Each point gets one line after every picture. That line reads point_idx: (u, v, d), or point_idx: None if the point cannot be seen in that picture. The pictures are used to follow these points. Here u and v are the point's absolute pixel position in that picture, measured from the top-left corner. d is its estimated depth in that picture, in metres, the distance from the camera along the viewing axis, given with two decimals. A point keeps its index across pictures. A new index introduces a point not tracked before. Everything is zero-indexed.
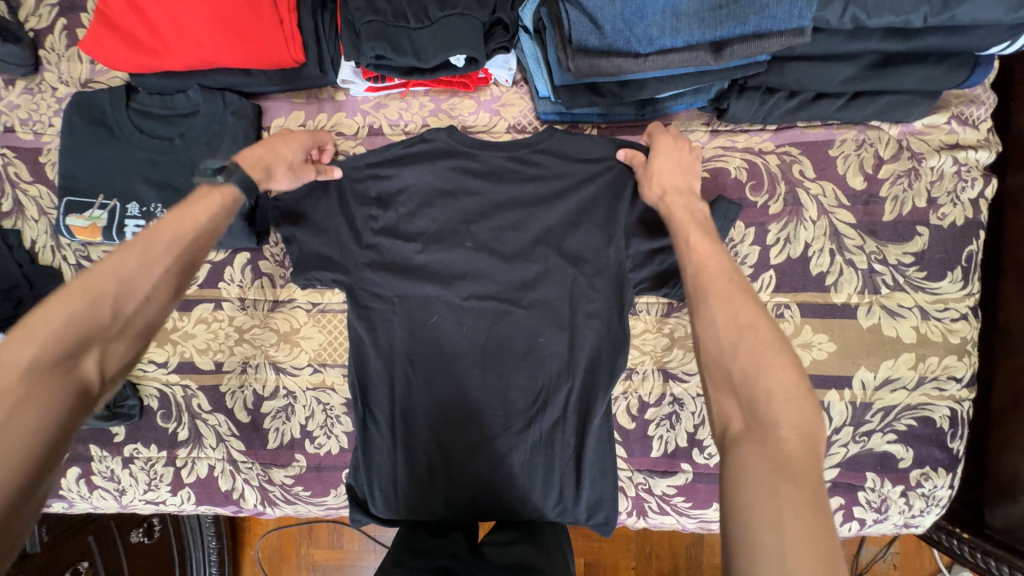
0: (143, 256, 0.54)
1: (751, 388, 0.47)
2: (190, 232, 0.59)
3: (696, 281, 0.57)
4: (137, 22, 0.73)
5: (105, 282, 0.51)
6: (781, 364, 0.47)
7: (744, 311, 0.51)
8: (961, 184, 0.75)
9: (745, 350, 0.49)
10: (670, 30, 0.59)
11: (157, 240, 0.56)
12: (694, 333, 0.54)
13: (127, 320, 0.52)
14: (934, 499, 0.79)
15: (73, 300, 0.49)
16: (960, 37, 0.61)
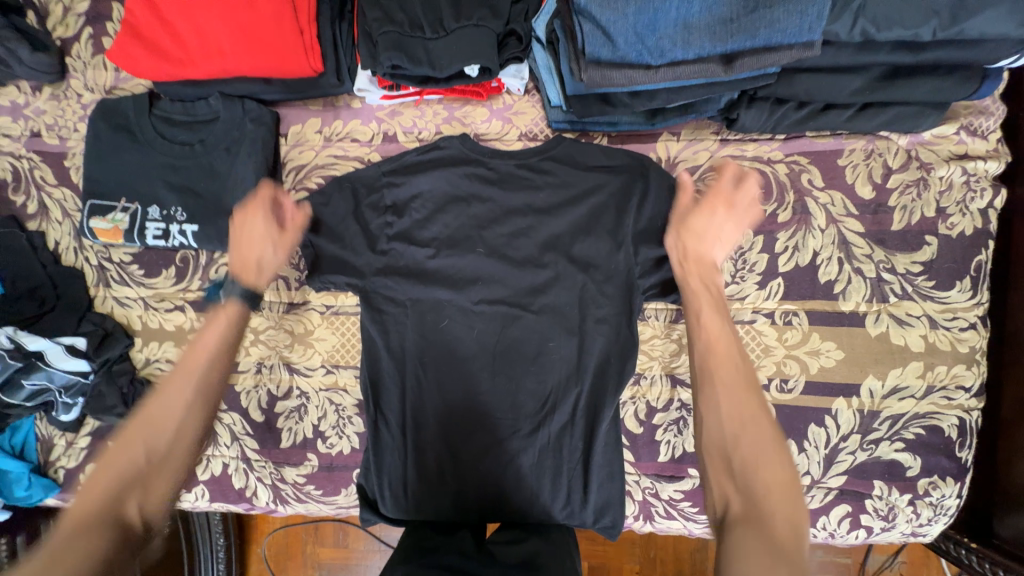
0: (174, 395, 0.68)
1: (750, 477, 0.57)
2: (211, 363, 0.72)
3: (704, 365, 0.67)
4: (163, 33, 0.76)
5: (147, 425, 0.65)
6: (774, 456, 0.58)
7: (747, 405, 0.62)
8: (970, 194, 0.75)
9: (748, 441, 0.59)
10: (681, 42, 0.61)
11: (185, 374, 0.70)
12: (701, 417, 0.64)
13: (167, 453, 0.65)
14: (942, 508, 0.79)
15: (127, 446, 0.64)
16: (969, 50, 0.61)
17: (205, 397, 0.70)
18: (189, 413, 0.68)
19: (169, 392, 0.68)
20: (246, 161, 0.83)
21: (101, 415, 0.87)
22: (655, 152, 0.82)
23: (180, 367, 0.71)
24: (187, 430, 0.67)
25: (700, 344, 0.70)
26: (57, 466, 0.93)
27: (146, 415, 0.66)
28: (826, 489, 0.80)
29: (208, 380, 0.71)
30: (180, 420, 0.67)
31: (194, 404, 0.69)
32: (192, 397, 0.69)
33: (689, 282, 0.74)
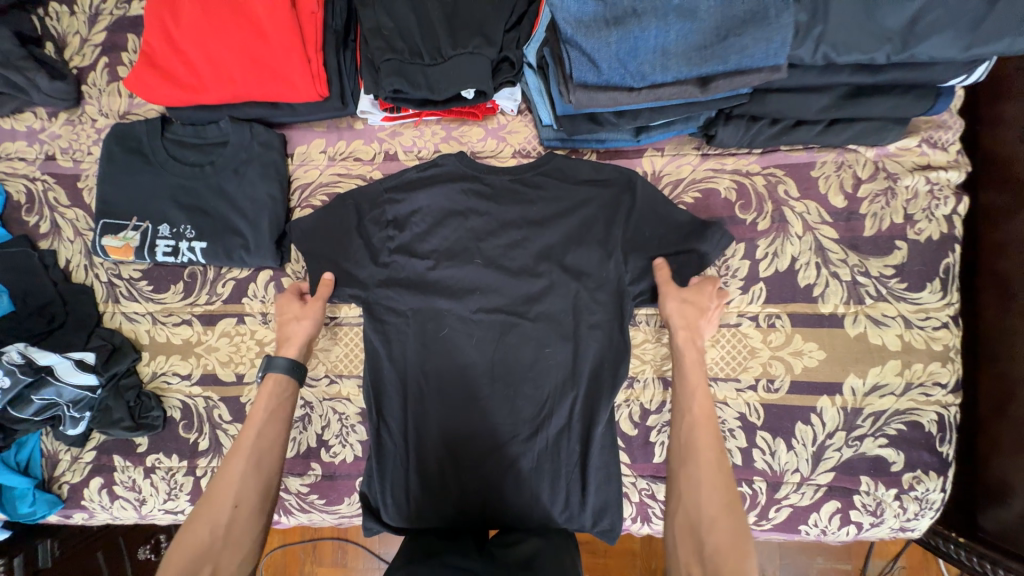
0: (237, 476, 0.73)
1: (716, 562, 0.61)
2: (266, 439, 0.77)
3: (689, 444, 0.70)
4: (178, 62, 0.81)
5: (215, 510, 0.69)
6: (739, 550, 0.61)
7: (722, 494, 0.65)
8: (935, 202, 0.81)
9: (721, 528, 0.63)
10: (660, 67, 0.66)
11: (244, 453, 0.75)
12: (680, 494, 0.68)
13: (236, 533, 0.69)
14: (927, 502, 0.82)
15: (197, 532, 0.68)
16: (921, 71, 0.67)
17: (264, 473, 0.74)
18: (252, 491, 0.72)
19: (233, 473, 0.73)
20: (254, 180, 0.87)
21: (108, 428, 0.89)
22: (642, 166, 0.87)
23: (236, 449, 0.75)
24: (253, 509, 0.71)
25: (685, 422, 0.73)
26: (62, 481, 0.94)
27: (212, 501, 0.70)
28: (815, 486, 0.82)
29: (265, 457, 0.75)
30: (245, 500, 0.71)
31: (255, 482, 0.73)
32: (254, 475, 0.73)
33: (685, 354, 0.78)
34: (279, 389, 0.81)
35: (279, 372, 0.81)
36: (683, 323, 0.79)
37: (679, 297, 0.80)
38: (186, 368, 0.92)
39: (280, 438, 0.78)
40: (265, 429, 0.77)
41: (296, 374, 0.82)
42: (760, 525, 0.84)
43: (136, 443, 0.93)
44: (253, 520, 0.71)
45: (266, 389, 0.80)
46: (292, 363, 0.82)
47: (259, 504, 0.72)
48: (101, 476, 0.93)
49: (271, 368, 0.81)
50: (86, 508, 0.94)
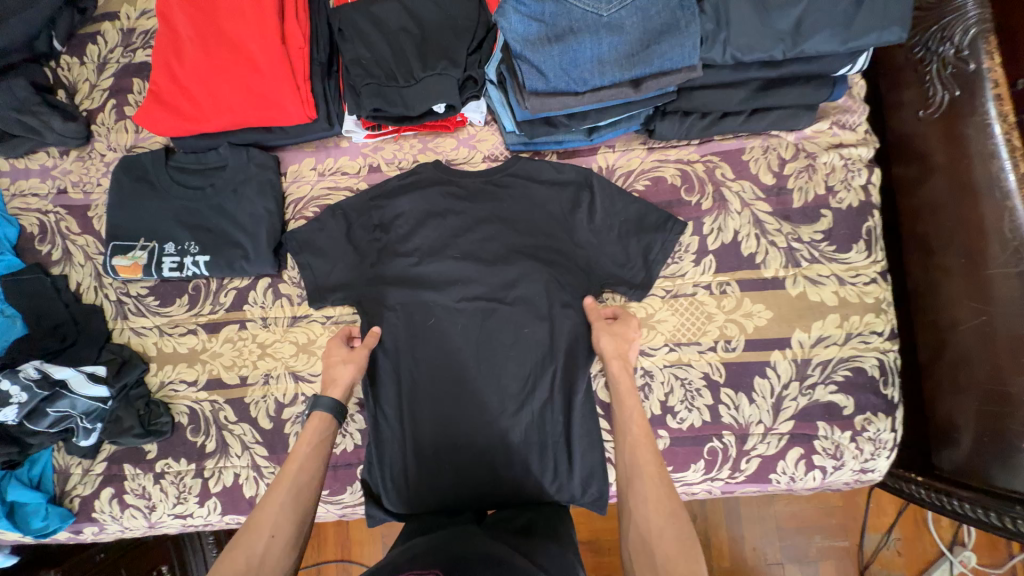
0: (277, 507, 0.72)
1: (668, 571, 0.63)
2: (307, 472, 0.77)
3: (633, 462, 0.74)
4: (181, 97, 0.92)
5: (252, 539, 0.68)
6: (685, 555, 0.64)
7: (667, 503, 0.69)
8: (851, 174, 0.93)
9: (668, 537, 0.66)
10: (598, 74, 0.78)
11: (285, 485, 0.75)
12: (631, 507, 0.70)
13: (269, 564, 0.67)
14: (881, 442, 0.90)
15: (233, 561, 0.66)
16: (815, 64, 0.81)
17: (302, 505, 0.74)
18: (289, 523, 0.71)
19: (273, 503, 0.72)
20: (252, 197, 0.97)
21: (119, 437, 0.94)
22: (597, 162, 0.99)
23: (279, 480, 0.75)
24: (288, 541, 0.70)
25: (628, 440, 0.78)
26: (73, 495, 0.98)
27: (250, 531, 0.69)
28: (778, 435, 0.91)
29: (304, 489, 0.75)
30: (281, 530, 0.70)
31: (294, 515, 0.72)
32: (292, 506, 0.73)
33: (618, 380, 0.84)
34: (322, 427, 0.83)
35: (325, 412, 0.84)
36: (616, 352, 0.86)
37: (609, 331, 0.88)
38: (193, 374, 0.99)
39: (320, 471, 0.78)
40: (307, 462, 0.78)
41: (338, 415, 0.84)
42: (734, 477, 0.92)
43: (146, 450, 0.98)
44: (286, 552, 0.69)
45: (311, 428, 0.82)
46: (336, 405, 0.85)
47: (294, 537, 0.71)
48: (111, 486, 0.98)
49: (316, 407, 0.84)
50: (97, 521, 0.98)
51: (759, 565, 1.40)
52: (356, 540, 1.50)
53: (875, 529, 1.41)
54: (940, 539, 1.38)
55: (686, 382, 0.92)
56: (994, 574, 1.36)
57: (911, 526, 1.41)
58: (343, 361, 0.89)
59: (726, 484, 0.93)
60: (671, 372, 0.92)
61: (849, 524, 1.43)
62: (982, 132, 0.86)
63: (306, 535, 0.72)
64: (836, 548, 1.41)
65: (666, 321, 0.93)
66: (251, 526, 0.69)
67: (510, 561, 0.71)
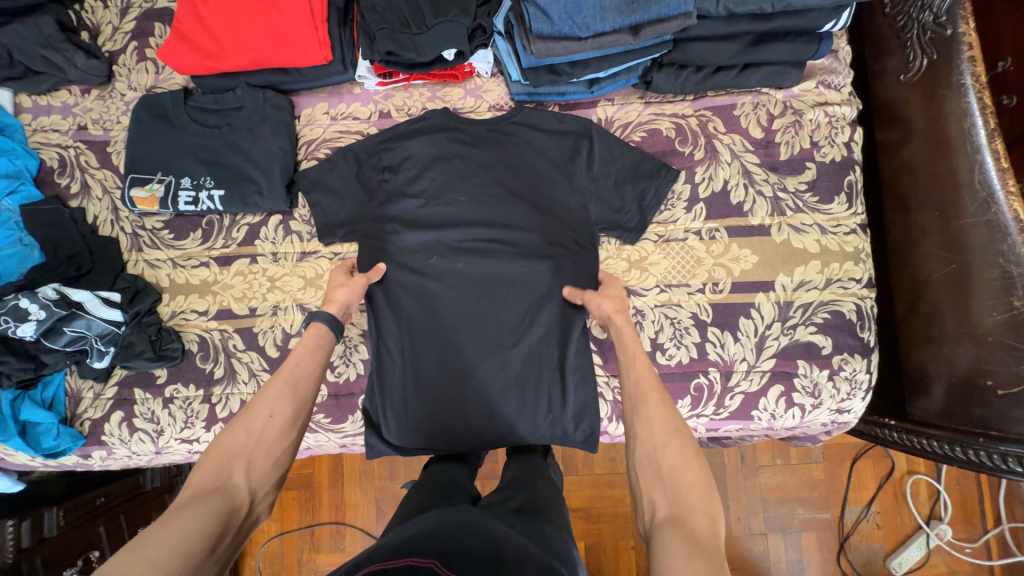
0: (275, 394, 0.78)
1: (675, 480, 0.65)
2: (303, 368, 0.82)
3: (637, 391, 0.76)
4: (205, 35, 0.97)
5: (251, 418, 0.74)
6: (689, 463, 0.66)
7: (671, 423, 0.70)
8: (835, 131, 0.99)
9: (673, 450, 0.68)
10: (599, 19, 0.85)
11: (283, 377, 0.80)
12: (637, 430, 0.72)
13: (269, 440, 0.73)
14: (856, 382, 0.96)
15: (233, 435, 0.72)
16: (801, 19, 0.89)
17: (299, 394, 0.79)
18: (286, 407, 0.77)
19: (271, 392, 0.77)
20: (267, 136, 1.02)
21: (131, 360, 0.98)
22: (596, 115, 1.04)
23: (277, 373, 0.81)
24: (286, 423, 0.76)
25: (633, 374, 0.79)
26: (84, 418, 1.02)
27: (251, 411, 0.75)
28: (761, 372, 0.96)
29: (301, 382, 0.80)
30: (279, 413, 0.76)
31: (291, 402, 0.78)
32: (289, 395, 0.78)
33: (620, 331, 0.85)
34: (320, 336, 0.87)
35: (322, 324, 0.88)
36: (616, 307, 0.88)
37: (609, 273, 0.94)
38: (204, 305, 1.03)
39: (316, 369, 0.83)
40: (304, 360, 0.83)
41: (335, 328, 0.89)
42: (719, 413, 0.97)
43: (156, 376, 1.02)
44: (285, 431, 0.75)
45: (309, 335, 0.87)
46: (333, 319, 0.89)
47: (291, 420, 0.77)
48: (121, 410, 1.01)
49: (312, 319, 0.87)
50: (105, 444, 1.01)
51: (743, 536, 1.46)
52: (350, 504, 1.54)
53: (857, 502, 1.47)
54: (918, 513, 1.44)
55: (675, 320, 0.97)
56: (968, 547, 1.43)
57: (891, 501, 1.46)
58: (342, 285, 0.93)
59: (711, 421, 0.98)
60: (662, 311, 0.98)
61: (831, 496, 1.48)
62: (957, 92, 0.92)
63: (303, 420, 0.78)
64: (818, 520, 1.46)
65: (658, 264, 0.99)
66: (249, 408, 0.74)
67: (505, 541, 0.68)
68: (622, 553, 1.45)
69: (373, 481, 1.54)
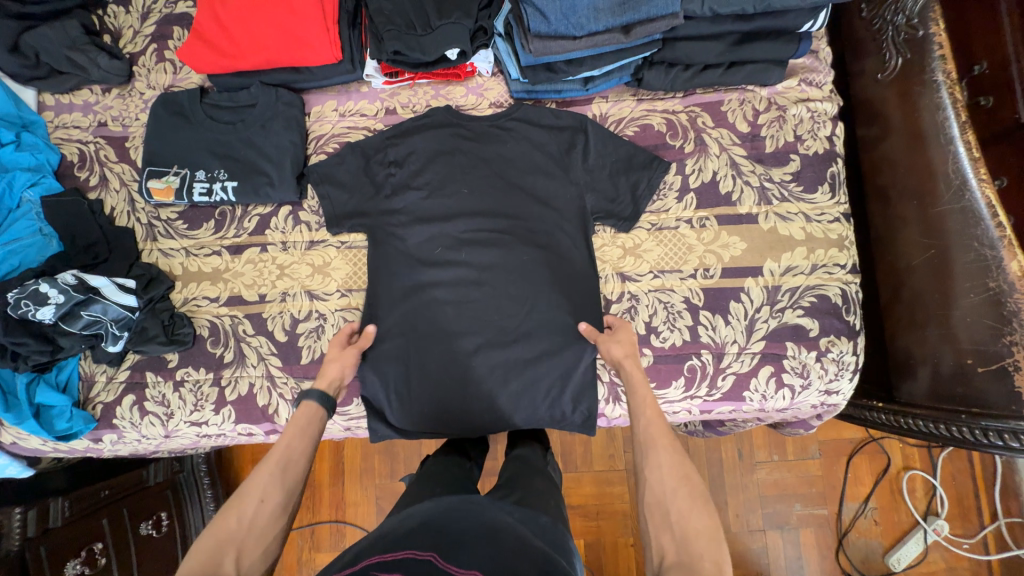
0: (268, 476, 0.76)
1: (683, 525, 0.69)
2: (296, 449, 0.81)
3: (647, 437, 0.79)
4: (223, 37, 1.04)
5: (243, 503, 0.72)
6: (698, 509, 0.70)
7: (680, 470, 0.74)
8: (817, 125, 1.05)
9: (681, 496, 0.71)
10: (593, 19, 0.93)
11: (275, 459, 0.78)
12: (647, 476, 0.75)
13: (260, 526, 0.72)
14: (844, 363, 0.99)
15: (225, 521, 0.70)
16: (781, 19, 0.96)
17: (291, 477, 0.78)
18: (278, 490, 0.75)
19: (264, 474, 0.76)
20: (279, 131, 1.07)
21: (143, 345, 1.01)
22: (592, 111, 1.09)
23: (269, 454, 0.79)
24: (277, 507, 0.74)
25: (642, 420, 0.81)
26: (96, 401, 1.05)
27: (243, 495, 0.73)
28: (751, 354, 1.00)
29: (293, 464, 0.79)
30: (271, 497, 0.74)
31: (282, 486, 0.76)
32: (280, 479, 0.77)
33: (630, 376, 0.88)
34: (310, 416, 0.86)
35: (314, 403, 0.87)
36: (625, 353, 0.91)
37: (617, 341, 0.94)
38: (215, 291, 1.07)
39: (308, 450, 0.82)
40: (296, 441, 0.82)
41: (326, 406, 0.88)
42: (711, 395, 1.00)
43: (167, 360, 1.05)
44: (277, 516, 0.74)
45: (299, 414, 0.86)
46: (324, 396, 0.89)
47: (283, 504, 0.75)
48: (133, 394, 1.04)
49: (305, 398, 0.87)
50: (116, 428, 1.04)
51: (742, 532, 1.47)
52: (351, 503, 1.56)
53: (854, 497, 1.49)
54: (914, 509, 1.46)
55: (668, 305, 1.01)
56: (966, 542, 1.45)
57: (887, 496, 1.49)
58: (333, 360, 0.95)
59: (704, 403, 1.02)
60: (655, 296, 1.02)
61: (828, 492, 1.50)
62: (930, 88, 0.98)
63: (294, 503, 0.77)
64: (816, 516, 1.48)
65: (652, 251, 1.03)
66: (241, 494, 0.73)
67: (506, 531, 0.72)
68: (621, 550, 1.46)
69: (374, 480, 1.56)
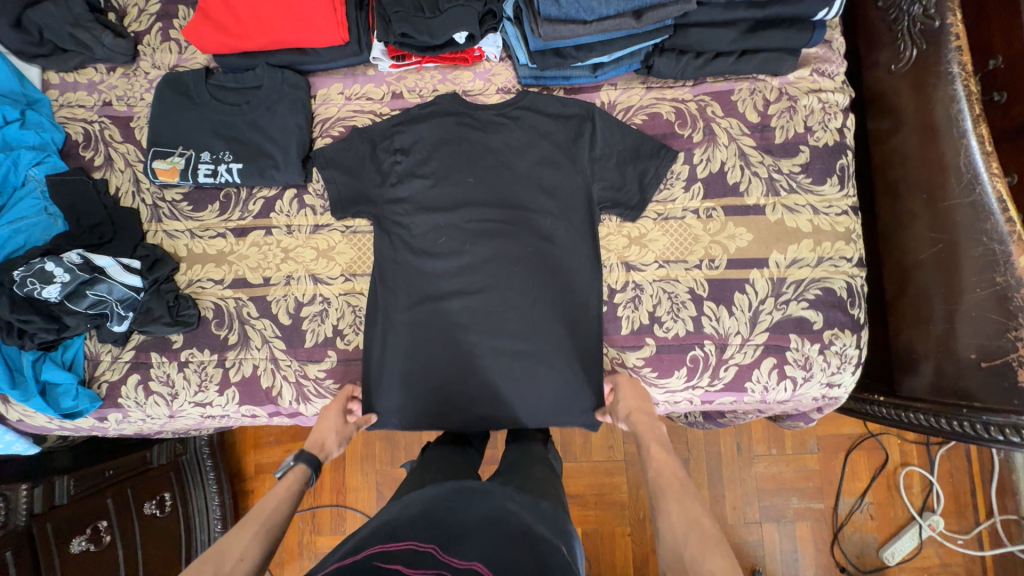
0: (248, 532, 0.74)
1: (699, 568, 0.65)
2: (278, 511, 0.80)
3: (659, 488, 0.79)
4: (229, 16, 1.03)
5: (222, 556, 0.70)
6: (714, 550, 0.66)
7: (691, 514, 0.72)
8: (828, 116, 1.04)
9: (693, 540, 0.68)
10: (604, 3, 0.92)
11: (257, 518, 0.77)
12: (661, 527, 0.74)
13: None
14: (847, 357, 0.99)
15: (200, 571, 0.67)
16: (795, 7, 0.94)
17: (270, 538, 0.76)
18: (256, 548, 0.73)
19: (245, 531, 0.74)
20: (285, 113, 1.06)
21: (149, 325, 1.02)
22: (600, 99, 1.08)
23: (252, 512, 0.78)
24: (252, 566, 0.70)
25: (655, 476, 0.82)
26: (102, 380, 1.06)
27: (222, 547, 0.71)
28: (754, 345, 1.00)
29: (273, 523, 0.77)
30: (248, 554, 0.71)
31: (264, 545, 0.74)
32: (260, 537, 0.75)
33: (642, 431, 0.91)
34: (296, 481, 0.87)
35: (303, 465, 0.91)
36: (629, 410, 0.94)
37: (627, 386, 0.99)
38: (220, 274, 1.07)
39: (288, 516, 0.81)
40: (280, 504, 0.81)
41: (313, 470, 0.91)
42: (713, 385, 1.01)
43: (172, 341, 1.06)
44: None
45: (287, 480, 0.88)
46: (313, 461, 0.92)
47: (257, 564, 0.71)
48: (138, 374, 1.05)
49: (296, 460, 0.91)
50: (122, 407, 1.05)
51: (738, 525, 1.49)
52: (352, 487, 1.57)
53: (851, 492, 1.50)
54: (910, 505, 1.47)
55: (672, 295, 1.01)
56: (960, 538, 1.45)
57: (884, 491, 1.49)
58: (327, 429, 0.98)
59: (706, 393, 1.02)
60: (660, 286, 1.02)
61: (825, 486, 1.51)
62: (945, 79, 0.96)
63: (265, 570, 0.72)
64: (813, 510, 1.49)
65: (657, 241, 1.03)
66: (222, 546, 0.71)
67: (510, 517, 0.72)
68: (618, 539, 1.47)
69: (374, 465, 1.57)
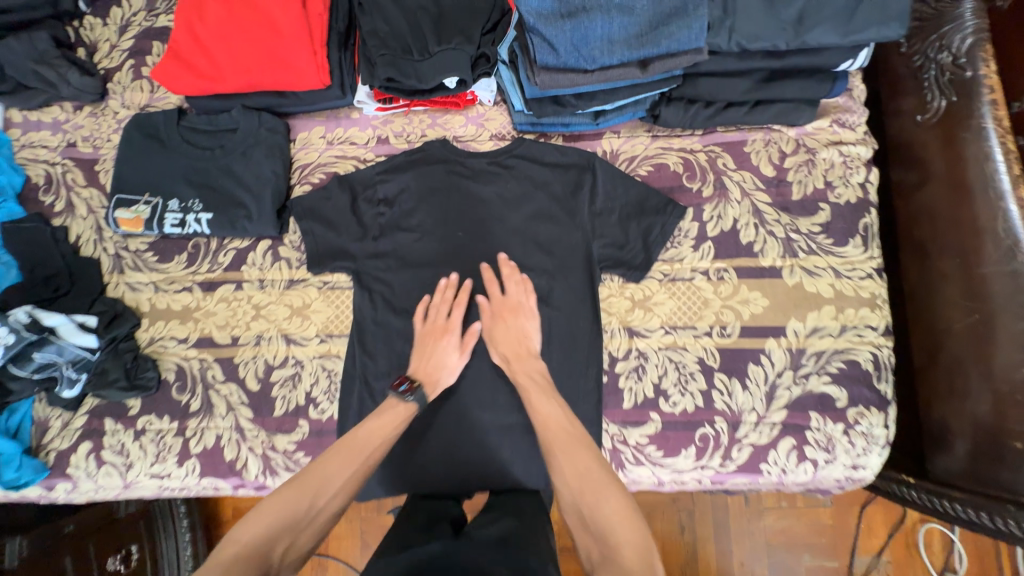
0: (338, 466, 0.73)
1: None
2: (374, 447, 0.77)
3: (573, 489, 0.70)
4: (201, 56, 0.95)
5: (309, 490, 0.69)
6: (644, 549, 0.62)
7: (614, 513, 0.65)
8: (849, 171, 0.95)
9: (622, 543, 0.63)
10: (607, 51, 0.83)
11: (354, 452, 0.75)
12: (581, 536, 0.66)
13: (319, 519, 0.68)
14: (873, 438, 0.89)
15: (292, 498, 0.68)
16: (816, 57, 0.86)
17: (360, 475, 0.74)
18: (341, 489, 0.71)
19: (334, 462, 0.73)
20: (260, 159, 0.99)
21: (102, 389, 0.93)
22: (601, 147, 1.00)
23: (351, 442, 0.76)
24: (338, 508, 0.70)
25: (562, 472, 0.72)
26: (49, 448, 0.96)
27: (314, 478, 0.71)
28: (771, 424, 0.90)
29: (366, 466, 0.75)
30: (336, 492, 0.71)
31: (351, 483, 0.73)
32: (348, 474, 0.73)
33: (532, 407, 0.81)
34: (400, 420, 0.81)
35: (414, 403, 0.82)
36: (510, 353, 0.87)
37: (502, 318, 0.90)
38: (185, 331, 0.98)
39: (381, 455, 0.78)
40: (375, 440, 0.77)
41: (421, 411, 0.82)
42: (725, 467, 0.90)
43: (129, 406, 0.96)
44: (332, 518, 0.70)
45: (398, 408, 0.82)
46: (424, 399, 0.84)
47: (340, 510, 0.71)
48: (90, 441, 0.95)
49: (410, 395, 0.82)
50: (70, 477, 0.95)
51: None
52: (332, 538, 1.44)
53: (864, 549, 1.33)
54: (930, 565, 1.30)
55: (679, 365, 0.92)
56: None
57: (901, 548, 1.33)
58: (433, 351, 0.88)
59: (717, 475, 0.91)
60: (666, 355, 0.92)
61: (837, 542, 1.35)
62: (978, 135, 0.88)
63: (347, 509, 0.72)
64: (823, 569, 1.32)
65: (663, 304, 0.94)
66: (308, 477, 0.70)
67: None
68: None
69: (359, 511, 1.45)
